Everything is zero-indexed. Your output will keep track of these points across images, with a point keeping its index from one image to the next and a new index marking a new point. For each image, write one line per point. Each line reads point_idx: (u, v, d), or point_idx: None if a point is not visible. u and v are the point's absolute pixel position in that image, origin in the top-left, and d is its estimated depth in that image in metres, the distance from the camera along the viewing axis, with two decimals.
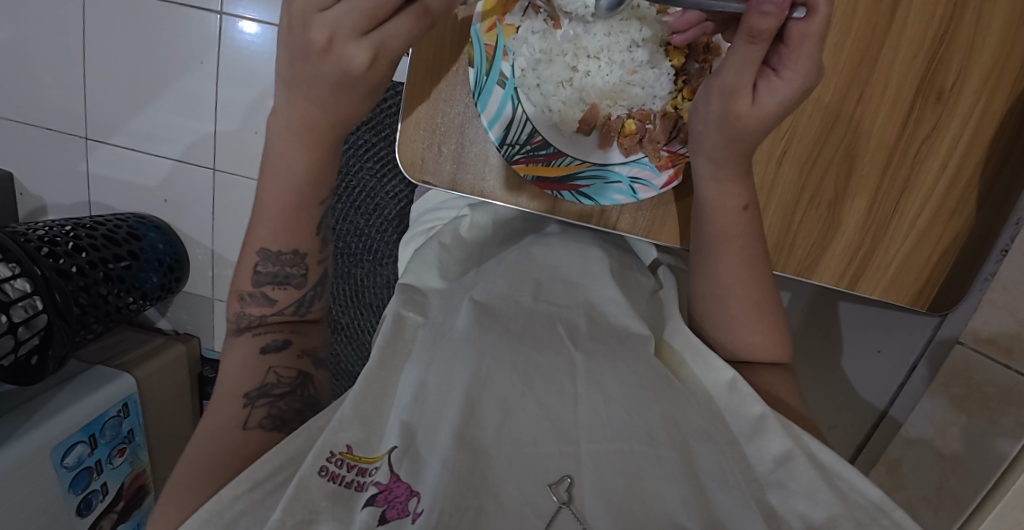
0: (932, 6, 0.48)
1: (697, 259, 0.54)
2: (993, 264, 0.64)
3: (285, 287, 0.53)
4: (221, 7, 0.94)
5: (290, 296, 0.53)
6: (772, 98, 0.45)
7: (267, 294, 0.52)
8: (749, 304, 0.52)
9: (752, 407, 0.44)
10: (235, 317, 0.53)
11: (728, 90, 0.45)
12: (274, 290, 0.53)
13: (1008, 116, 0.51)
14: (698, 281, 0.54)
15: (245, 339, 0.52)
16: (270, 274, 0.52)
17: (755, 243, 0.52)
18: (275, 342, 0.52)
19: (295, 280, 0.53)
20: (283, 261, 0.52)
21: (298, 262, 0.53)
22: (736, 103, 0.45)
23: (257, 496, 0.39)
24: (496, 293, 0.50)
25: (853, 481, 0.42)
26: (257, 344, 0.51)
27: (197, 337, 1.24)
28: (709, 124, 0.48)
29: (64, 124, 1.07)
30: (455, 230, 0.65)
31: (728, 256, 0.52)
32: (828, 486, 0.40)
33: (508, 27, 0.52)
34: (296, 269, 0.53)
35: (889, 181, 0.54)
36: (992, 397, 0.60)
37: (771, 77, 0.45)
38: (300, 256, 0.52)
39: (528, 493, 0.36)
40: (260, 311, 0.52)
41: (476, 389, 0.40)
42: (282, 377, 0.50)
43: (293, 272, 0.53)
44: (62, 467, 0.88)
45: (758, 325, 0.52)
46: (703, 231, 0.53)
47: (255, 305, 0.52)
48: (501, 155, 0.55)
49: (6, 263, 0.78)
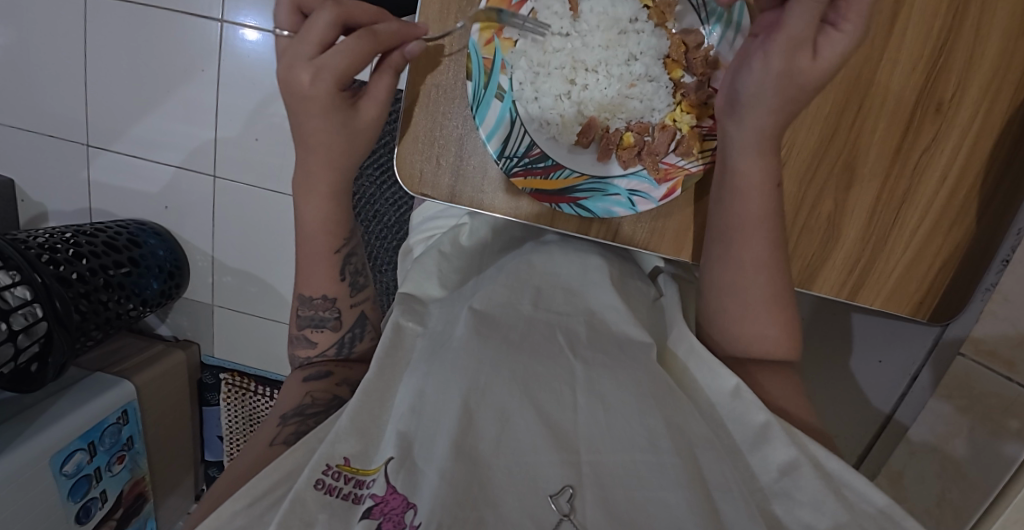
0: (932, 16, 0.48)
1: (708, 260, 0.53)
2: (993, 275, 0.63)
3: (322, 330, 0.59)
4: (221, 15, 0.95)
5: (329, 338, 0.59)
6: (833, 50, 0.42)
7: (309, 336, 0.59)
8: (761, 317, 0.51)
9: (755, 414, 0.44)
10: (293, 358, 0.61)
11: (793, 43, 0.42)
12: (314, 333, 0.59)
13: (1010, 125, 0.50)
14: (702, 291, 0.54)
15: (298, 373, 0.58)
16: (308, 318, 0.59)
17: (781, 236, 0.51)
18: (318, 372, 0.56)
19: (331, 323, 0.59)
20: (316, 306, 0.58)
21: (330, 305, 0.58)
22: (798, 60, 0.43)
23: (255, 512, 0.40)
24: (496, 301, 0.50)
25: (861, 493, 0.41)
26: (302, 375, 0.57)
27: (196, 344, 1.23)
28: (764, 88, 0.45)
29: (64, 132, 1.07)
30: (455, 237, 0.66)
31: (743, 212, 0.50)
32: (835, 497, 0.40)
33: (506, 41, 0.52)
34: (329, 312, 0.58)
35: (888, 192, 0.53)
36: (994, 408, 0.60)
37: (831, 31, 0.42)
38: (330, 299, 0.58)
39: (529, 504, 0.36)
40: (307, 352, 0.59)
41: (474, 398, 0.40)
42: (317, 397, 0.53)
43: (326, 316, 0.58)
44: (62, 474, 0.88)
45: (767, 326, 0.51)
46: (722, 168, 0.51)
47: (301, 347, 0.59)
48: (499, 167, 0.55)
49: (6, 270, 0.78)
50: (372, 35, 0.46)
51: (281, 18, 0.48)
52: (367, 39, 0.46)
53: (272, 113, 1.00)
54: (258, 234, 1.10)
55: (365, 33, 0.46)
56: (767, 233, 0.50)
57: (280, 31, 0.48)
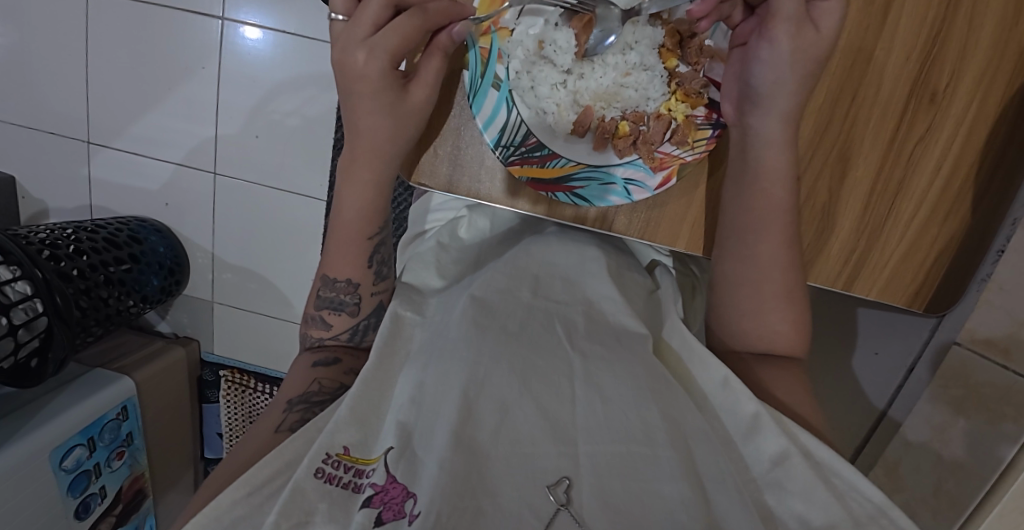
0: (924, 9, 0.49)
1: (727, 239, 0.53)
2: (988, 265, 0.63)
3: (340, 313, 0.59)
4: (222, 12, 0.95)
5: (344, 323, 0.59)
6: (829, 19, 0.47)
7: (325, 318, 0.59)
8: (747, 322, 0.54)
9: (746, 406, 0.44)
10: (303, 338, 0.61)
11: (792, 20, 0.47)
12: (331, 315, 0.59)
13: (1004, 115, 0.51)
14: (724, 268, 0.54)
15: (307, 356, 0.58)
16: (328, 299, 0.59)
17: (779, 226, 0.52)
18: (327, 358, 0.57)
19: (349, 307, 0.59)
20: (338, 288, 0.58)
21: (351, 291, 0.58)
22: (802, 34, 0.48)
23: (254, 502, 0.40)
24: (496, 287, 0.51)
25: (851, 480, 0.42)
26: (312, 360, 0.57)
27: (196, 341, 1.23)
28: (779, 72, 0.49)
29: (65, 129, 1.08)
30: (453, 230, 0.67)
31: (763, 181, 0.51)
32: (825, 487, 0.40)
33: (503, 30, 0.52)
34: (350, 297, 0.58)
35: (883, 183, 0.54)
36: (990, 398, 0.60)
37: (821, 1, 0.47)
38: (353, 284, 0.58)
39: (526, 494, 0.36)
40: (319, 334, 0.59)
41: (472, 389, 0.41)
42: (324, 386, 0.53)
43: (346, 300, 0.59)
44: (62, 469, 0.88)
45: (765, 325, 0.53)
46: (740, 153, 0.52)
47: (315, 328, 0.59)
48: (497, 156, 0.55)
49: (6, 265, 0.79)
50: (419, 13, 0.49)
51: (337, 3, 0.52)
52: (417, 17, 0.49)
53: (272, 110, 1.00)
54: (257, 230, 1.10)
55: (416, 10, 0.49)
56: (777, 240, 0.52)
57: (337, 15, 0.52)
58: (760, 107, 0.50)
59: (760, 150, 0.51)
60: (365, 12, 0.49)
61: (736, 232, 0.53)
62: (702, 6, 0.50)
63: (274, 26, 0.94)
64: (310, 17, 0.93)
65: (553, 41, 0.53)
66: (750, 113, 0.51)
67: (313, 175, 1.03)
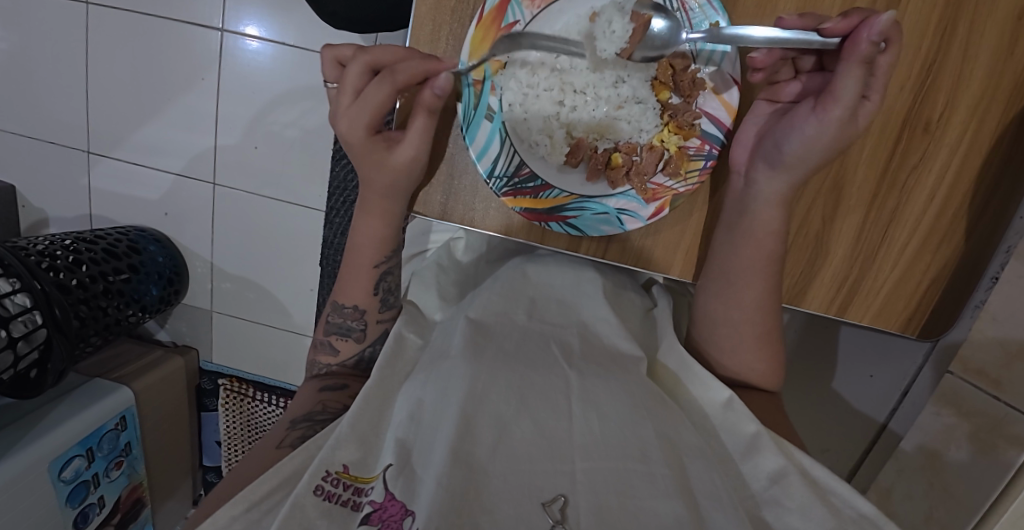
0: (918, 40, 0.49)
1: (718, 258, 0.55)
2: (982, 292, 0.64)
3: (347, 338, 0.61)
4: (222, 24, 0.95)
5: (351, 347, 0.61)
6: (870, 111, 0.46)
7: (333, 343, 0.61)
8: (733, 342, 0.56)
9: (747, 425, 0.46)
10: (311, 365, 0.62)
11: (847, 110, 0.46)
12: (338, 341, 0.61)
13: (999, 145, 0.51)
14: (710, 296, 0.56)
15: (314, 382, 0.60)
16: (336, 325, 0.61)
17: (773, 259, 0.53)
18: (335, 384, 0.58)
19: (356, 333, 0.61)
20: (345, 314, 0.60)
21: (358, 317, 0.60)
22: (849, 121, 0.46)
23: (252, 517, 0.40)
24: (491, 310, 0.53)
25: (847, 497, 0.42)
26: (321, 384, 0.58)
27: (195, 349, 1.24)
28: (814, 150, 0.48)
29: (65, 138, 1.08)
30: (451, 254, 0.70)
31: (760, 230, 0.52)
32: (821, 503, 0.41)
33: (496, 63, 0.52)
34: (357, 323, 0.60)
35: (877, 211, 0.54)
36: (981, 427, 0.60)
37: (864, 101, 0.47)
38: (359, 311, 0.60)
39: (523, 511, 0.35)
40: (327, 360, 0.61)
41: (471, 406, 0.40)
42: (328, 406, 0.55)
43: (353, 325, 0.60)
44: (60, 480, 0.89)
45: (751, 342, 0.56)
46: (739, 201, 0.53)
47: (323, 353, 0.61)
48: (490, 186, 0.55)
49: (6, 278, 0.79)
50: (390, 78, 0.49)
51: (327, 71, 0.54)
52: (386, 80, 0.49)
53: (271, 121, 1.00)
54: (256, 242, 1.10)
55: (385, 74, 0.49)
56: (771, 281, 0.54)
57: (330, 83, 0.55)
58: (773, 166, 0.50)
59: (763, 202, 0.52)
60: (347, 79, 0.51)
61: (736, 248, 0.53)
62: (766, 57, 0.50)
63: (274, 38, 0.95)
64: (309, 30, 0.93)
65: (609, 22, 0.50)
66: (761, 168, 0.51)
67: (311, 186, 1.04)
